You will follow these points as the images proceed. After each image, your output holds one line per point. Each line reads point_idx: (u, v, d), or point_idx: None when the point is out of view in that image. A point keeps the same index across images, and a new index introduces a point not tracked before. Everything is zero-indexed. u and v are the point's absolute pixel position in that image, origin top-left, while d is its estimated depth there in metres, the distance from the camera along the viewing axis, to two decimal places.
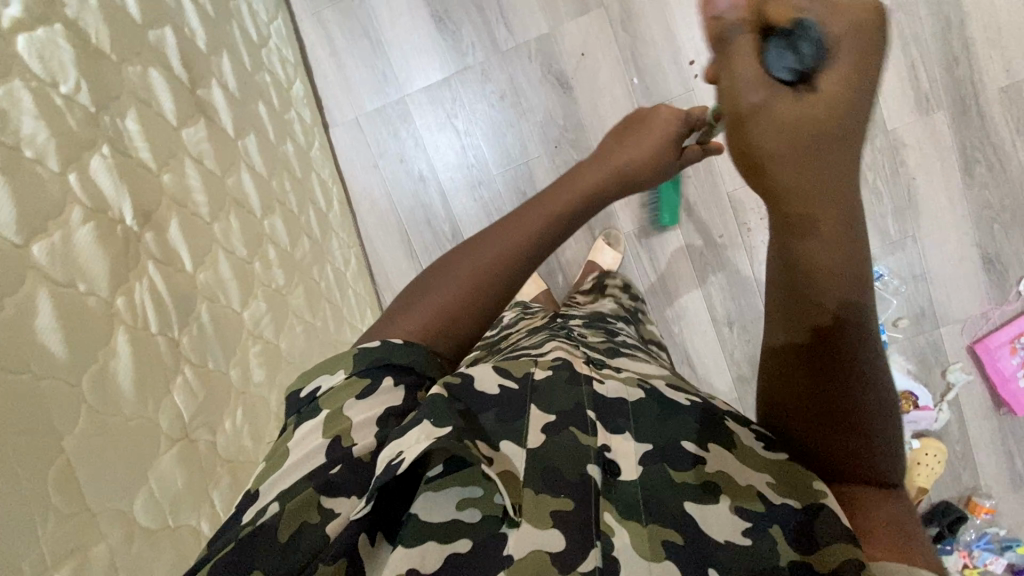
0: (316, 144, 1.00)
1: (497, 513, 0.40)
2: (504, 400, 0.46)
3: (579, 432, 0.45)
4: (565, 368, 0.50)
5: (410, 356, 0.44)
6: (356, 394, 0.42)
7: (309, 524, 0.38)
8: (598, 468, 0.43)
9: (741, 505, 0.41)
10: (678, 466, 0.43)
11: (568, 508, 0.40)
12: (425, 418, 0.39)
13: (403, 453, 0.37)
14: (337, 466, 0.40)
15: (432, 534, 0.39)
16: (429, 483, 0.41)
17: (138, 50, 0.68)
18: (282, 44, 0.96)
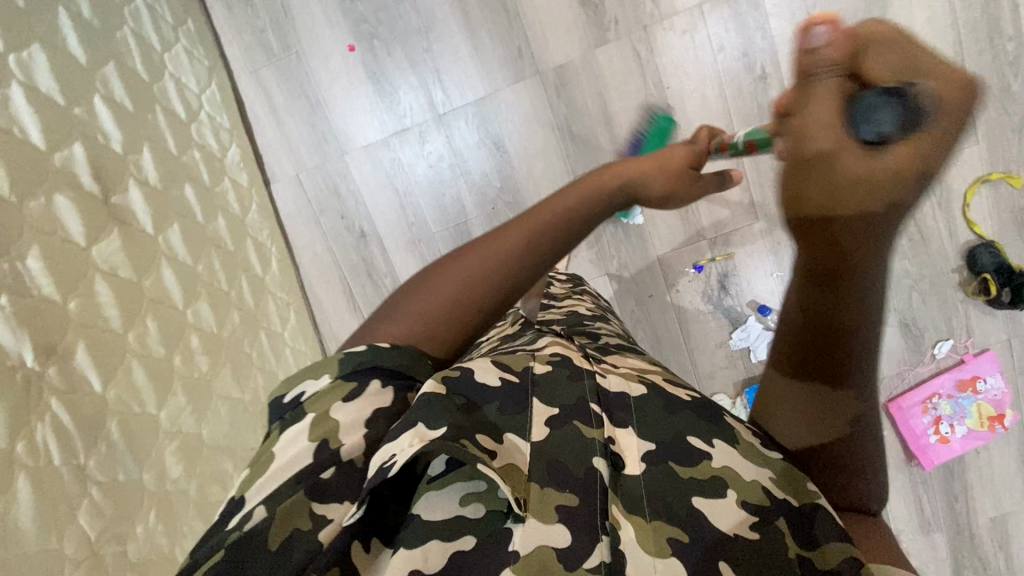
0: (253, 208, 0.96)
1: (502, 508, 0.42)
2: (505, 393, 0.48)
3: (584, 427, 0.47)
4: (565, 365, 0.53)
5: (397, 360, 0.43)
6: (343, 397, 0.41)
7: (300, 532, 0.38)
8: (604, 463, 0.45)
9: (747, 499, 0.44)
10: (686, 461, 0.46)
11: (572, 503, 0.43)
12: (418, 420, 0.40)
13: (397, 455, 0.38)
14: (330, 470, 0.39)
15: (434, 533, 0.40)
16: (430, 481, 0.43)
17: (41, 178, 0.61)
18: (216, 111, 0.93)
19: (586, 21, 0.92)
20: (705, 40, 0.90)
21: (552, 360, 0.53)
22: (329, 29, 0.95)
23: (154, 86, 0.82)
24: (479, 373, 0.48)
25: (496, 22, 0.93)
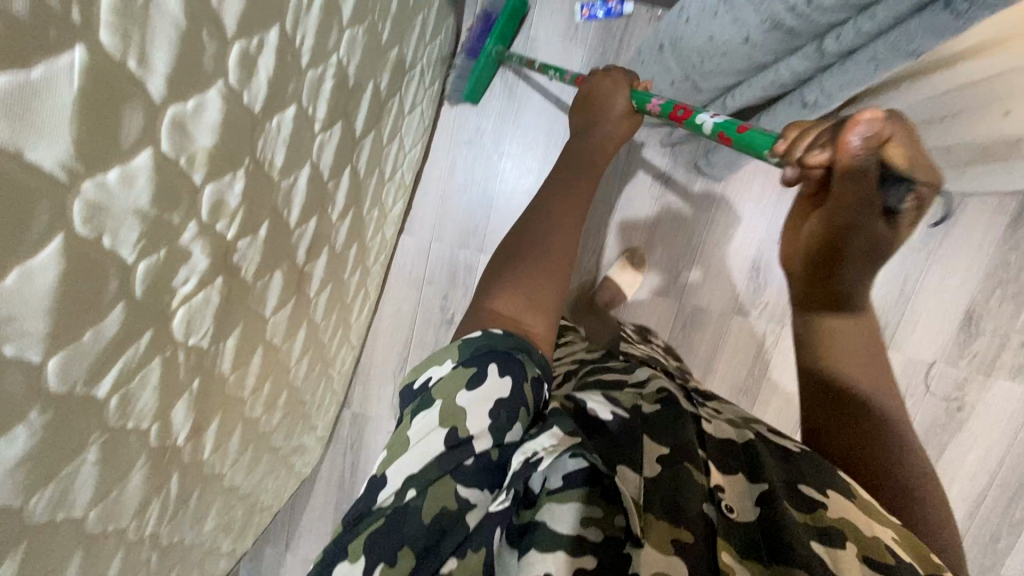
0: (389, 231, 1.32)
1: (620, 536, 0.57)
2: (618, 424, 0.68)
3: (694, 469, 0.64)
4: (669, 408, 0.72)
5: (506, 344, 0.65)
6: (464, 385, 0.61)
7: (447, 508, 0.54)
8: (711, 507, 0.62)
9: (871, 557, 0.56)
10: (805, 510, 0.62)
11: (689, 539, 0.57)
12: (555, 425, 0.60)
13: (541, 451, 0.57)
14: (471, 460, 0.57)
15: (561, 543, 0.54)
16: (551, 495, 0.59)
17: (277, 258, 0.79)
18: (412, 153, 1.30)
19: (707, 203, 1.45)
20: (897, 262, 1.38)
21: (660, 399, 0.74)
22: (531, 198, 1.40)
23: (385, 149, 1.12)
24: (595, 407, 0.69)
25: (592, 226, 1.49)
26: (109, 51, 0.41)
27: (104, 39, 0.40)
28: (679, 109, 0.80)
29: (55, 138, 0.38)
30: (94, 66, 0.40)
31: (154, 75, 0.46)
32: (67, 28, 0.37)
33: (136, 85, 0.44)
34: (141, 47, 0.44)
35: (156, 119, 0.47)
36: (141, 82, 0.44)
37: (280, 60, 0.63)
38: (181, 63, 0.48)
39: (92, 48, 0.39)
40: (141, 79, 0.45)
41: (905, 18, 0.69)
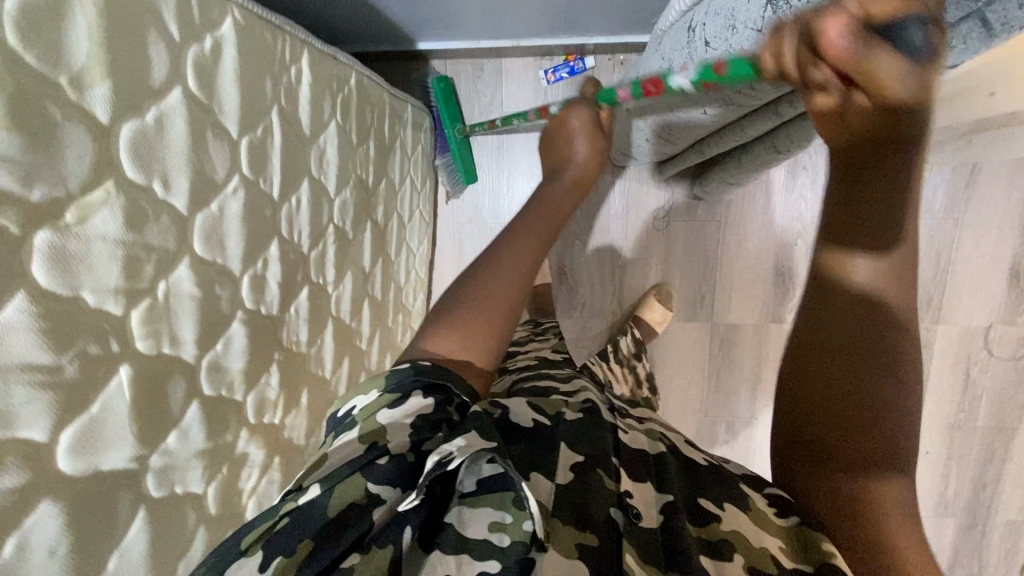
0: (419, 267, 1.21)
1: (524, 540, 0.46)
2: (535, 435, 0.59)
3: (604, 477, 0.55)
4: (592, 415, 0.64)
5: (440, 375, 0.53)
6: (388, 403, 0.51)
7: (357, 502, 0.45)
8: (618, 511, 0.53)
9: (754, 566, 0.47)
10: (697, 521, 0.53)
11: (592, 542, 0.49)
12: (472, 428, 0.48)
13: (452, 453, 0.46)
14: (383, 458, 0.48)
15: (465, 544, 0.46)
16: (463, 497, 0.50)
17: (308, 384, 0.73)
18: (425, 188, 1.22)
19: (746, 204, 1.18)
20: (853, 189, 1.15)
21: (584, 408, 0.65)
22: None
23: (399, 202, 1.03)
24: (515, 410, 0.60)
25: (603, 275, 1.29)
26: (148, 353, 0.46)
27: (140, 346, 0.46)
28: (645, 84, 0.60)
29: (123, 446, 0.45)
30: (139, 371, 0.46)
31: (184, 345, 0.50)
32: (111, 360, 0.43)
33: (174, 363, 0.50)
34: (170, 332, 0.49)
35: (195, 379, 0.52)
36: (175, 359, 0.50)
37: (286, 265, 0.65)
38: (205, 323, 0.52)
39: (133, 361, 0.45)
40: (177, 357, 0.50)
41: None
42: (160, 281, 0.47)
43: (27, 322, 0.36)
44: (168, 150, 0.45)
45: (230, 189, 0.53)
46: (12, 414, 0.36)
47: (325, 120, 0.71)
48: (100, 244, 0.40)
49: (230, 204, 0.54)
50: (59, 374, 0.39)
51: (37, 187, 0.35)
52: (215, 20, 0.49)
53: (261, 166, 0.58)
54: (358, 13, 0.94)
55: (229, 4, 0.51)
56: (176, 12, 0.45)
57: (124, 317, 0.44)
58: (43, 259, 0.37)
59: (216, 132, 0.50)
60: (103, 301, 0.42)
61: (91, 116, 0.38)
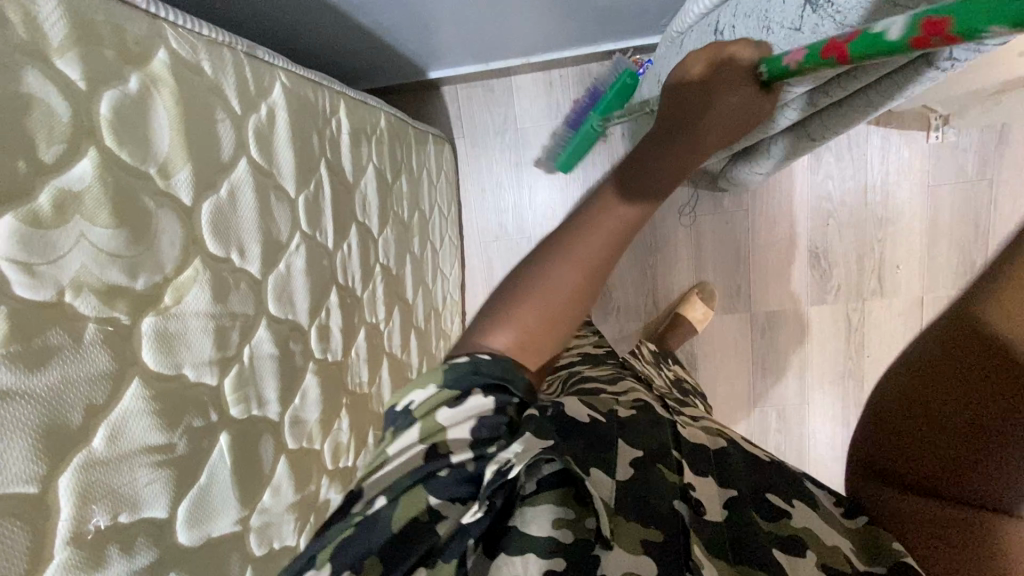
0: (452, 279, 1.23)
1: (590, 537, 0.44)
2: (596, 431, 0.53)
3: (665, 470, 0.51)
4: (646, 413, 0.60)
5: (500, 371, 0.47)
6: (446, 403, 0.46)
7: (419, 520, 0.43)
8: (682, 505, 0.49)
9: (828, 564, 0.45)
10: (766, 516, 0.49)
11: (657, 538, 0.46)
12: (528, 430, 0.46)
13: (512, 460, 0.44)
14: (445, 469, 0.45)
15: (530, 545, 0.43)
16: (524, 499, 0.46)
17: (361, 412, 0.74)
18: (450, 202, 1.22)
19: (774, 188, 1.18)
20: (884, 167, 1.13)
21: (636, 407, 0.61)
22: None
23: (430, 223, 1.06)
24: (569, 406, 0.54)
25: (636, 277, 1.30)
26: (239, 419, 0.50)
27: (234, 413, 0.50)
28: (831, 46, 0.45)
29: (228, 511, 0.49)
30: (236, 439, 0.50)
31: (269, 405, 0.54)
32: (211, 431, 0.47)
33: (262, 424, 0.53)
34: (257, 394, 0.53)
35: (280, 435, 0.56)
36: (263, 420, 0.54)
37: (344, 308, 0.68)
38: (284, 382, 0.56)
39: (229, 428, 0.49)
40: (264, 416, 0.54)
41: (884, 73, 0.60)
42: (244, 346, 0.51)
43: (144, 408, 0.40)
44: (241, 223, 0.49)
45: (293, 246, 0.57)
46: (139, 494, 0.40)
47: (364, 165, 0.75)
48: (194, 318, 0.44)
49: (294, 260, 0.57)
50: (171, 452, 0.43)
51: (140, 275, 0.39)
52: (266, 89, 0.53)
53: (316, 219, 0.62)
54: (377, 52, 0.99)
55: (277, 72, 0.55)
56: (236, 89, 0.49)
57: (217, 386, 0.48)
58: (151, 348, 0.41)
59: (277, 194, 0.54)
60: (200, 374, 0.46)
61: (176, 200, 0.42)
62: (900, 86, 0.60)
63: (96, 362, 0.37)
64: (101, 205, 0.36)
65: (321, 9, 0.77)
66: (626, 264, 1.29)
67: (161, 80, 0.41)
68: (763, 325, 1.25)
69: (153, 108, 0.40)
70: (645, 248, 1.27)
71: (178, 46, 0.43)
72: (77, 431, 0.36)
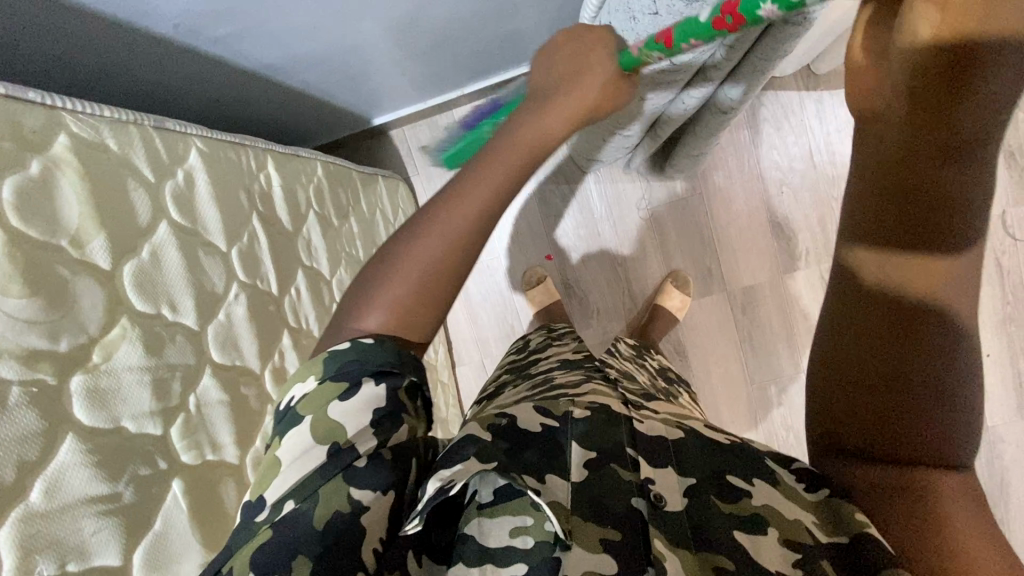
0: None
1: (548, 539, 0.47)
2: (545, 438, 0.54)
3: (619, 468, 0.52)
4: (602, 411, 0.58)
5: (381, 357, 0.50)
6: (337, 398, 0.48)
7: (339, 513, 0.44)
8: (642, 502, 0.50)
9: (789, 538, 0.45)
10: (727, 498, 0.49)
11: (615, 537, 0.47)
12: (471, 456, 0.48)
13: (455, 479, 0.46)
14: (361, 461, 0.46)
15: (490, 555, 0.48)
16: (481, 509, 0.50)
17: None
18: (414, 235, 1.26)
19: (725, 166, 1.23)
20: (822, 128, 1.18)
21: (594, 406, 0.59)
22: (534, 285, 1.29)
23: None
24: (521, 420, 0.56)
25: (608, 276, 1.32)
26: (192, 464, 0.53)
27: (185, 460, 0.52)
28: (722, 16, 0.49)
29: (191, 555, 0.51)
30: (191, 485, 0.52)
31: (225, 448, 0.57)
32: (161, 478, 0.49)
33: (220, 468, 0.56)
34: (209, 439, 0.55)
35: (243, 477, 0.58)
36: (220, 463, 0.56)
37: (301, 349, 0.71)
38: (239, 424, 0.59)
39: (182, 474, 0.52)
40: (221, 460, 0.56)
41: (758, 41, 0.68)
42: (189, 395, 0.54)
43: (81, 461, 0.43)
44: (168, 278, 0.53)
45: (232, 296, 0.61)
46: (86, 544, 0.43)
47: (303, 213, 0.79)
48: (128, 373, 0.48)
49: (234, 310, 0.61)
50: (118, 501, 0.45)
51: (62, 338, 0.43)
52: (181, 156, 0.58)
53: (254, 268, 0.66)
54: (317, 109, 1.06)
55: (191, 139, 0.61)
56: (147, 161, 0.54)
57: (163, 436, 0.50)
58: (82, 406, 0.44)
59: (206, 249, 0.58)
60: (142, 425, 0.48)
61: (93, 266, 0.46)
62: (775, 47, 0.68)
63: (22, 421, 0.40)
64: (13, 278, 0.40)
65: (245, 79, 0.84)
66: (603, 265, 1.31)
67: (65, 162, 0.46)
68: (741, 300, 1.26)
69: (58, 188, 0.45)
70: (615, 246, 1.30)
71: (79, 130, 0.48)
72: (12, 486, 0.39)
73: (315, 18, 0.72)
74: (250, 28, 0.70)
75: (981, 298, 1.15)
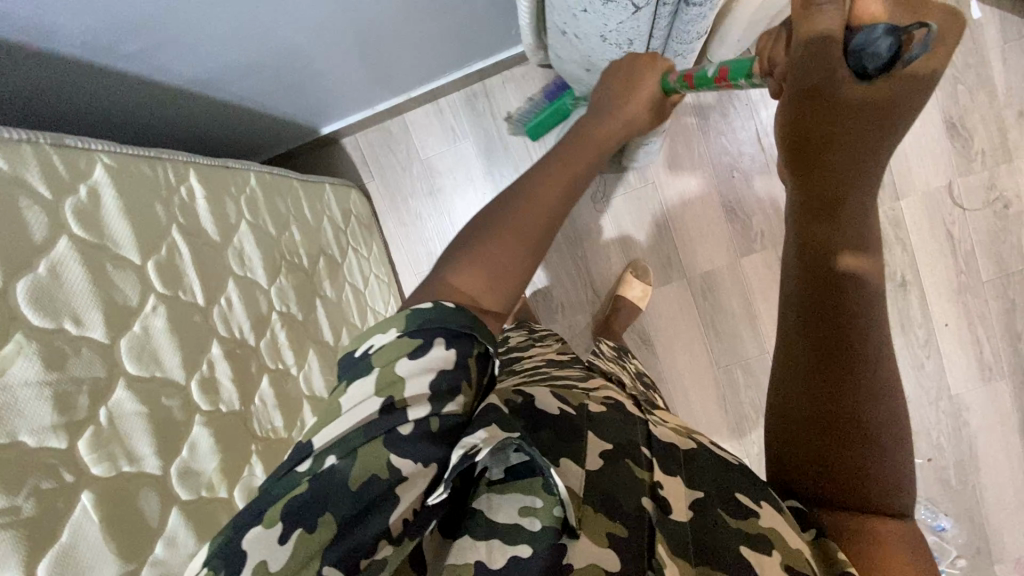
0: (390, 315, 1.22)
1: (557, 525, 0.43)
2: (563, 420, 0.52)
3: (635, 466, 0.51)
4: (617, 409, 0.58)
5: (460, 320, 0.46)
6: (406, 355, 0.44)
7: (378, 478, 0.40)
8: (653, 505, 0.48)
9: (792, 565, 0.43)
10: (737, 515, 0.48)
11: (622, 532, 0.46)
12: (493, 421, 0.43)
13: (479, 444, 0.41)
14: (408, 426, 0.42)
15: (495, 531, 0.44)
16: (491, 483, 0.47)
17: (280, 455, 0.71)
18: (370, 241, 1.22)
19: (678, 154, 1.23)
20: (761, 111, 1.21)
21: (606, 403, 0.58)
22: None
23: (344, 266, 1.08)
24: (539, 400, 0.54)
25: (570, 272, 1.30)
26: (107, 478, 0.50)
27: (95, 472, 0.50)
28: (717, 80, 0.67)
29: (105, 564, 0.48)
30: (106, 499, 0.50)
31: (145, 459, 0.54)
32: (68, 493, 0.47)
33: (139, 478, 0.53)
34: (126, 451, 0.52)
35: (167, 489, 0.55)
36: (139, 474, 0.53)
37: (234, 359, 0.68)
38: (162, 435, 0.56)
39: (94, 486, 0.49)
40: (140, 471, 0.53)
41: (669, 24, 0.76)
42: (99, 409, 0.51)
43: None
44: (71, 287, 0.52)
45: (149, 309, 0.59)
46: None
47: (232, 223, 0.78)
48: (24, 386, 0.46)
49: (152, 321, 0.59)
50: (18, 515, 0.44)
51: None
52: (85, 173, 0.58)
53: (175, 280, 0.63)
54: (257, 119, 1.04)
55: (97, 155, 0.60)
56: (42, 178, 0.53)
57: (69, 449, 0.48)
58: None
59: (115, 262, 0.56)
60: (42, 439, 0.47)
61: None
62: (685, 27, 0.76)
63: None
64: None
65: (171, 89, 0.83)
66: (569, 261, 1.30)
67: None
68: (704, 287, 1.25)
69: None
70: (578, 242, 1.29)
71: None
72: None
73: (231, 23, 0.72)
74: (166, 34, 0.69)
75: (935, 270, 1.16)
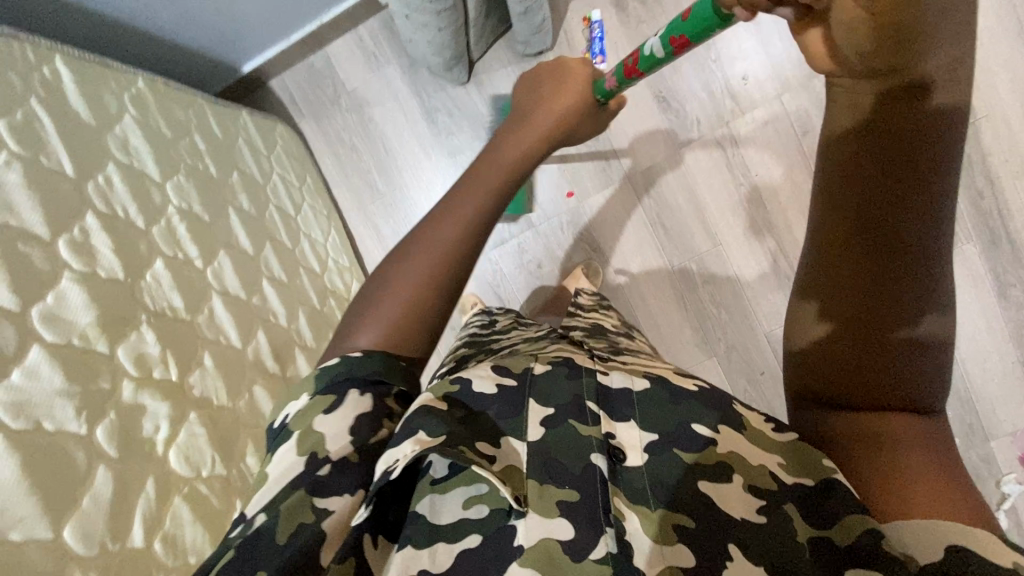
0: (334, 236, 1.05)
1: (504, 505, 0.39)
2: (503, 397, 0.44)
3: (579, 425, 0.43)
4: (566, 363, 0.48)
5: (372, 367, 0.42)
6: (323, 410, 0.40)
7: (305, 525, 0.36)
8: (602, 456, 0.41)
9: (755, 484, 0.38)
10: (691, 447, 0.41)
11: (573, 497, 0.39)
12: (416, 428, 0.37)
13: (398, 459, 0.36)
14: (326, 468, 0.38)
15: (438, 535, 0.38)
16: (433, 483, 0.41)
17: (190, 346, 0.68)
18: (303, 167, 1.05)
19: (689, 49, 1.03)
20: None
21: (556, 359, 0.49)
22: None
23: (267, 187, 0.94)
24: (476, 382, 0.45)
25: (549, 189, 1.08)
26: None
27: None
28: None
29: None
30: None
31: None
32: None
33: None
34: None
35: (26, 326, 0.54)
36: None
37: (116, 234, 0.65)
38: (20, 280, 0.55)
39: None
40: None
41: None
42: None
43: None
44: None
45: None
46: None
47: (114, 112, 0.73)
48: None
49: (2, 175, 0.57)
50: None
51: None
52: None
53: (33, 143, 0.61)
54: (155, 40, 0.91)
55: None
56: None
57: None
58: None
59: None
60: None
61: None
62: None
63: None
64: None
65: None
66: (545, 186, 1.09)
67: None
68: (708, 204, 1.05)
69: None
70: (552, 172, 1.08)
71: None
72: None
73: None
74: None
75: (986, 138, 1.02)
